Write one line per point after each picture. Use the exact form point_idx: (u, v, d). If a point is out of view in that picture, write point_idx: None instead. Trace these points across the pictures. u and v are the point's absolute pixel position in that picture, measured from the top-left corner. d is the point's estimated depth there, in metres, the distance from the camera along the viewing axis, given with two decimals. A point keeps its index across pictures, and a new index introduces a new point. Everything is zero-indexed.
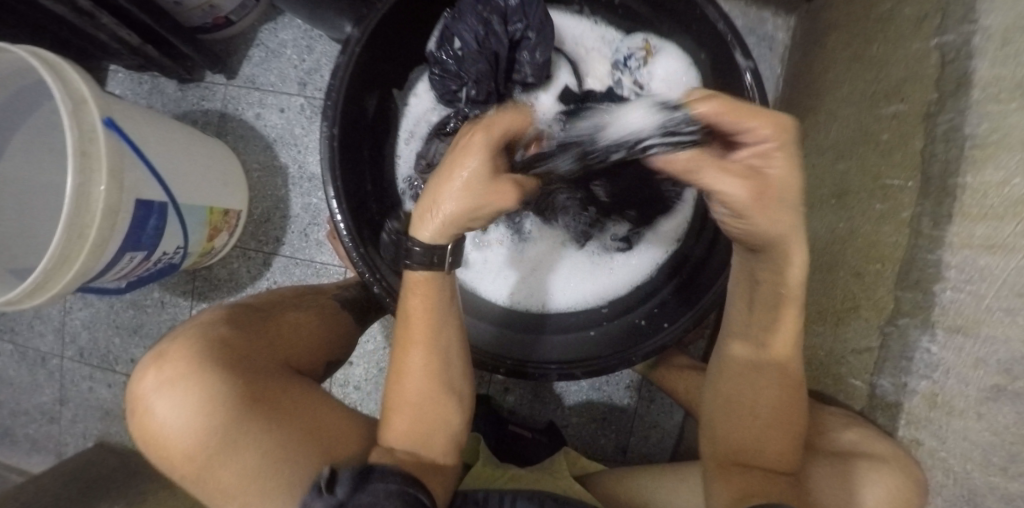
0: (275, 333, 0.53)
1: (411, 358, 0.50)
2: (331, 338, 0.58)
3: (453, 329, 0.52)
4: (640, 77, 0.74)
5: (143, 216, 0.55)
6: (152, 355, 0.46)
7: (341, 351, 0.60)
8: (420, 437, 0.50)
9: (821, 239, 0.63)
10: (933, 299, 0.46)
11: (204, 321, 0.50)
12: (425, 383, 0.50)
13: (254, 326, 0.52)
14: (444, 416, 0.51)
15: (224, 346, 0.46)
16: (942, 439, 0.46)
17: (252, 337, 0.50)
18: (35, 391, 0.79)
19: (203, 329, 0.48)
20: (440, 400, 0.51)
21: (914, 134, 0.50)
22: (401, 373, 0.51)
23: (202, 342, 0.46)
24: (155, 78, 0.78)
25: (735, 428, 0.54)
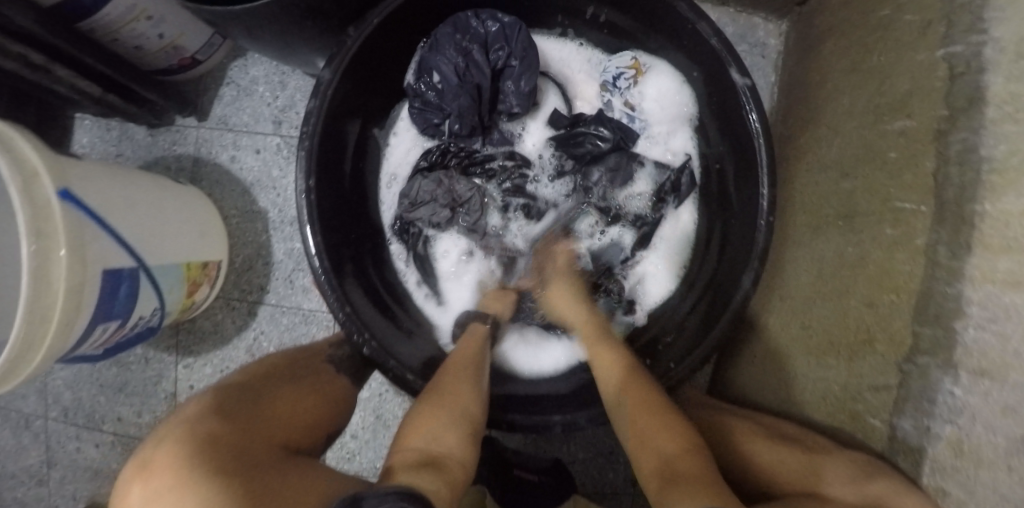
0: (273, 415, 0.48)
1: (452, 366, 0.58)
2: (327, 408, 0.54)
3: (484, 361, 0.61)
4: (630, 98, 0.72)
5: (113, 288, 0.52)
6: (136, 465, 0.42)
7: (340, 419, 0.56)
8: (438, 431, 0.50)
9: (828, 265, 0.58)
10: (954, 338, 0.42)
11: (189, 415, 0.45)
12: (457, 381, 0.56)
13: (245, 409, 0.47)
14: (468, 411, 0.53)
15: (215, 442, 0.42)
16: (970, 491, 0.42)
17: (245, 424, 0.45)
18: (19, 455, 0.77)
19: (189, 424, 0.43)
20: (465, 394, 0.54)
21: (925, 155, 0.46)
22: (450, 376, 0.56)
23: (188, 442, 0.41)
24: (124, 124, 0.77)
25: (644, 419, 0.52)
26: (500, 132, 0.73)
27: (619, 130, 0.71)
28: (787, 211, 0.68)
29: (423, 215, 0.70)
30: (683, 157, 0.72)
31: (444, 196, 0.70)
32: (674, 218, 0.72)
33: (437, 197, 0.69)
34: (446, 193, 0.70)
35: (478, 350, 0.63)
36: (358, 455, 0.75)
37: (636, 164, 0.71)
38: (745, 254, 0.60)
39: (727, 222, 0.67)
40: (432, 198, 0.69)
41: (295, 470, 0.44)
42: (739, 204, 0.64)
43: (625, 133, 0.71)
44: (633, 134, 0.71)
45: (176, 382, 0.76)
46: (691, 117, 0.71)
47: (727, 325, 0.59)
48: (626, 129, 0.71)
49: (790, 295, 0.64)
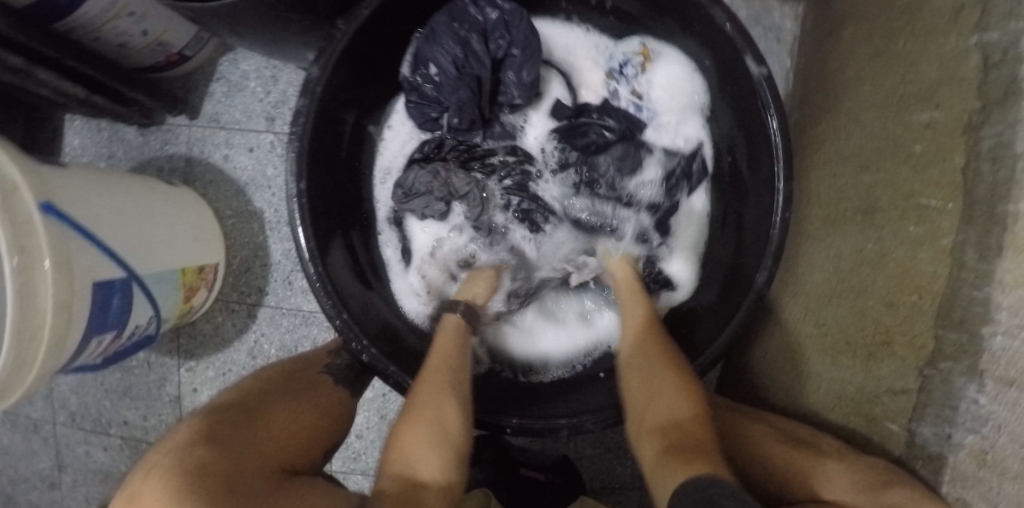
0: (261, 440, 0.50)
1: (429, 365, 0.55)
2: (320, 431, 0.56)
3: (462, 355, 0.58)
4: (637, 86, 0.69)
5: (104, 299, 0.51)
6: (125, 496, 0.42)
7: (331, 438, 0.58)
8: (417, 455, 0.49)
9: (845, 262, 0.56)
10: (981, 344, 0.39)
11: (178, 442, 0.46)
12: (426, 388, 0.53)
13: (231, 437, 0.48)
14: (444, 427, 0.50)
15: (205, 472, 0.42)
16: (992, 503, 0.40)
17: (233, 453, 0.46)
18: (29, 459, 0.77)
19: (180, 452, 0.44)
20: (440, 406, 0.51)
21: (954, 149, 0.43)
22: (429, 383, 0.53)
23: (177, 472, 0.41)
24: (114, 124, 0.76)
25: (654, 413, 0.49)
26: (501, 125, 0.70)
27: (626, 120, 0.70)
28: (803, 205, 0.65)
29: (417, 207, 0.69)
30: (695, 144, 0.69)
31: (440, 188, 0.68)
32: (686, 210, 0.69)
33: (433, 189, 0.68)
34: (442, 186, 0.68)
35: (455, 344, 0.59)
36: (364, 455, 0.76)
37: (644, 152, 0.69)
38: (761, 243, 0.58)
39: (741, 216, 0.64)
40: (427, 190, 0.68)
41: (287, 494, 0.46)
42: (753, 201, 0.61)
43: (632, 123, 0.70)
44: (641, 124, 0.70)
45: (180, 386, 0.75)
46: (703, 106, 0.68)
47: (742, 318, 0.57)
48: (634, 118, 0.70)
49: (805, 292, 0.62)
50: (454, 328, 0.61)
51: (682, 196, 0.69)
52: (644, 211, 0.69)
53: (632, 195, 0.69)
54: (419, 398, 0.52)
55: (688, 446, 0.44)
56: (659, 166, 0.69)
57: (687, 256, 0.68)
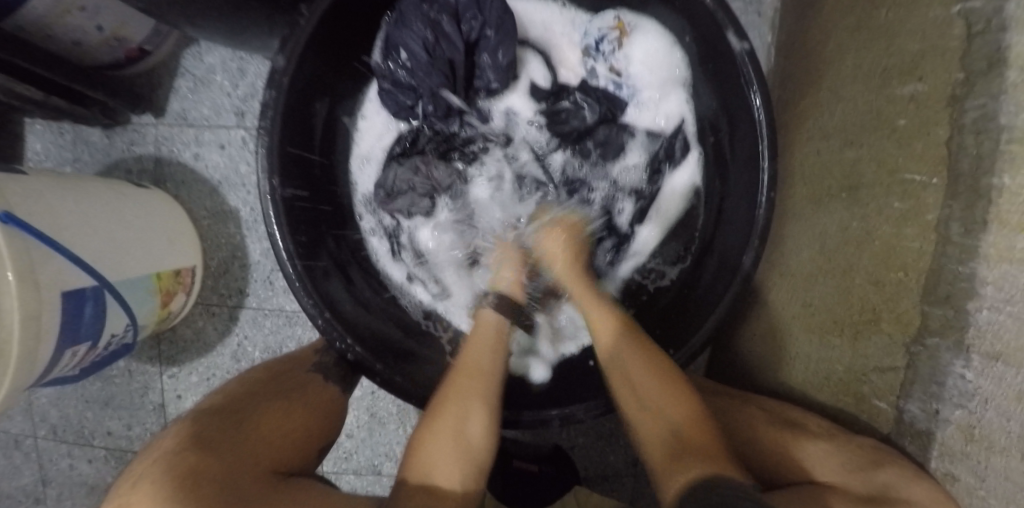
0: (255, 441, 0.49)
1: (464, 368, 0.55)
2: (317, 431, 0.55)
3: (500, 358, 0.56)
4: (615, 62, 0.68)
5: (77, 309, 0.50)
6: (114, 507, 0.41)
7: (325, 439, 0.57)
8: (439, 464, 0.49)
9: (831, 239, 0.55)
10: (966, 318, 0.39)
11: (165, 450, 0.45)
12: (456, 397, 0.52)
13: (223, 441, 0.47)
14: (470, 440, 0.50)
15: (197, 478, 0.42)
16: (980, 476, 0.40)
17: (227, 458, 0.45)
18: (13, 474, 0.76)
19: (168, 459, 0.43)
20: (468, 416, 0.51)
21: (936, 121, 0.42)
22: (461, 395, 0.52)
23: (166, 481, 0.41)
24: (76, 125, 0.73)
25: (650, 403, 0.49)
26: (478, 110, 0.69)
27: (605, 99, 0.69)
28: (788, 183, 0.64)
29: (402, 206, 0.67)
30: (677, 121, 0.67)
31: (421, 184, 0.66)
32: (670, 187, 0.67)
33: (415, 186, 0.66)
34: (424, 181, 0.66)
35: (493, 346, 0.57)
36: (355, 454, 0.76)
37: (627, 135, 0.68)
38: (749, 228, 0.57)
39: (724, 196, 0.63)
40: (409, 187, 0.66)
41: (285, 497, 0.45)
42: (739, 181, 0.60)
43: (611, 101, 0.69)
44: (620, 102, 0.69)
45: (163, 393, 0.74)
46: (685, 79, 0.66)
47: (730, 305, 0.56)
48: (613, 97, 0.69)
49: (792, 271, 0.61)
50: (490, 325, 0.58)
51: (667, 177, 0.68)
52: (634, 192, 0.69)
53: (620, 175, 0.69)
54: (450, 407, 0.51)
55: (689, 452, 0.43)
56: (646, 149, 0.68)
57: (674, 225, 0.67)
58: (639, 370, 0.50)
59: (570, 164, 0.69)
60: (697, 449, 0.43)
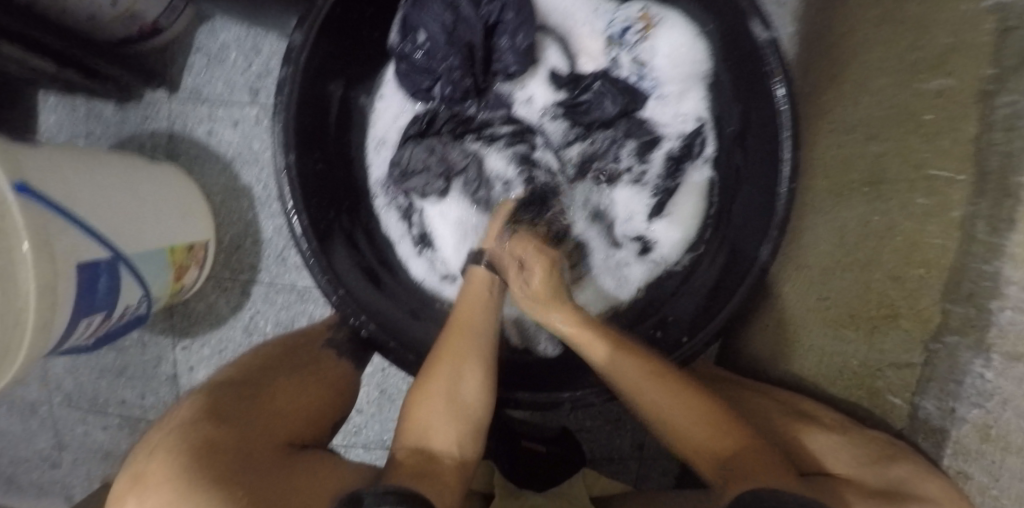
0: (268, 412, 0.49)
1: (456, 326, 0.54)
2: (329, 410, 0.55)
3: (491, 317, 0.56)
4: (639, 54, 0.67)
5: (91, 280, 0.50)
6: (129, 477, 0.41)
7: (337, 415, 0.57)
8: (434, 429, 0.48)
9: (851, 233, 0.54)
10: (989, 317, 0.39)
11: (182, 420, 0.45)
12: (450, 357, 0.52)
13: (237, 414, 0.47)
14: (465, 405, 0.50)
15: (213, 447, 0.42)
16: (995, 476, 0.40)
17: (241, 429, 0.46)
18: (29, 439, 0.77)
19: (183, 430, 0.43)
20: (461, 379, 0.51)
21: (965, 116, 0.41)
22: (455, 358, 0.51)
23: (182, 449, 0.41)
24: (89, 101, 0.73)
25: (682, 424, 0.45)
26: (496, 94, 0.68)
27: (627, 91, 0.66)
28: (808, 174, 0.64)
29: (416, 185, 0.66)
30: (695, 123, 0.67)
31: (437, 164, 0.66)
32: (687, 183, 0.67)
33: (430, 166, 0.66)
34: (439, 161, 0.66)
35: (486, 302, 0.56)
36: (364, 429, 0.76)
37: (647, 126, 0.67)
38: (767, 219, 0.56)
39: (742, 187, 0.63)
40: (424, 167, 0.66)
41: (299, 465, 0.45)
42: (758, 169, 0.59)
43: (633, 94, 0.67)
44: (642, 95, 0.67)
45: (176, 364, 0.75)
46: (706, 76, 0.66)
47: (744, 298, 0.56)
48: (635, 90, 0.67)
49: (807, 265, 0.61)
50: (484, 280, 0.57)
51: (684, 174, 0.67)
52: (651, 189, 0.67)
53: (639, 173, 0.68)
54: (442, 368, 0.51)
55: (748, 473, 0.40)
56: (664, 148, 0.67)
57: (688, 221, 0.66)
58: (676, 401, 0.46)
59: (588, 156, 0.68)
60: (745, 465, 0.41)
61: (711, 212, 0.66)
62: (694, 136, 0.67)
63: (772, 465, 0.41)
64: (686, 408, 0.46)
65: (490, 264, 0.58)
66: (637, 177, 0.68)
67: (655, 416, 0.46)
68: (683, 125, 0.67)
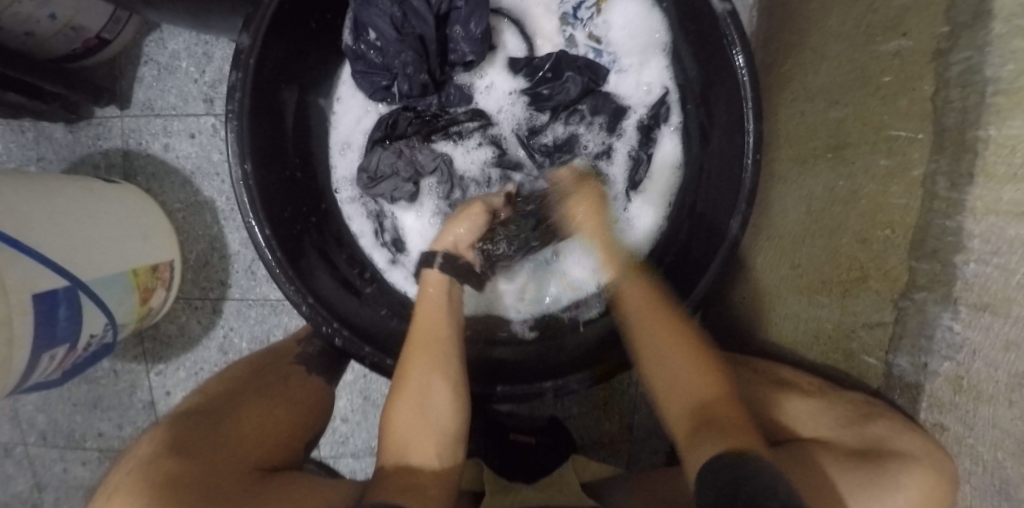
0: (236, 437, 0.49)
1: (417, 343, 0.53)
2: (302, 425, 0.55)
3: (451, 326, 0.55)
4: (594, 29, 0.67)
5: (50, 312, 0.48)
6: None
7: (313, 430, 0.56)
8: (412, 444, 0.50)
9: (818, 199, 0.54)
10: (953, 272, 0.40)
11: (143, 458, 0.45)
12: (416, 373, 0.51)
13: (200, 444, 0.47)
14: (433, 421, 0.50)
15: (176, 485, 0.42)
16: (969, 426, 0.41)
17: (205, 460, 0.46)
18: (6, 483, 0.74)
19: (143, 470, 0.43)
20: (428, 395, 0.51)
21: (920, 77, 0.41)
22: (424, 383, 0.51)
23: (143, 494, 0.41)
24: (37, 123, 0.70)
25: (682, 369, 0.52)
26: (456, 87, 0.67)
27: (587, 68, 0.66)
28: (774, 146, 0.64)
29: (384, 190, 0.65)
30: (659, 91, 0.67)
31: (406, 168, 0.65)
32: (660, 152, 0.67)
33: (399, 170, 0.65)
34: (408, 164, 0.65)
35: (441, 312, 0.55)
36: (352, 438, 0.75)
37: (612, 100, 0.67)
38: (734, 192, 0.56)
39: (706, 162, 0.63)
40: (393, 171, 0.65)
41: (268, 491, 0.45)
42: (721, 141, 0.60)
43: (593, 71, 0.66)
44: (603, 69, 0.66)
45: (152, 391, 0.73)
46: (664, 44, 0.65)
47: (722, 263, 0.55)
48: (595, 65, 0.66)
49: (778, 234, 0.62)
50: (438, 284, 0.57)
51: (656, 144, 0.67)
52: (624, 161, 0.68)
53: (611, 146, 0.68)
54: (411, 381, 0.51)
55: (721, 426, 0.45)
56: (633, 118, 0.68)
57: (665, 193, 0.67)
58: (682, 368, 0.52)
59: (563, 139, 0.68)
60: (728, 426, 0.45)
61: (685, 175, 0.66)
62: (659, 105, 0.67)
63: (745, 421, 0.46)
64: (677, 351, 0.53)
65: (445, 268, 0.57)
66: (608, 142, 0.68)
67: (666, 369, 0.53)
68: (648, 96, 0.67)
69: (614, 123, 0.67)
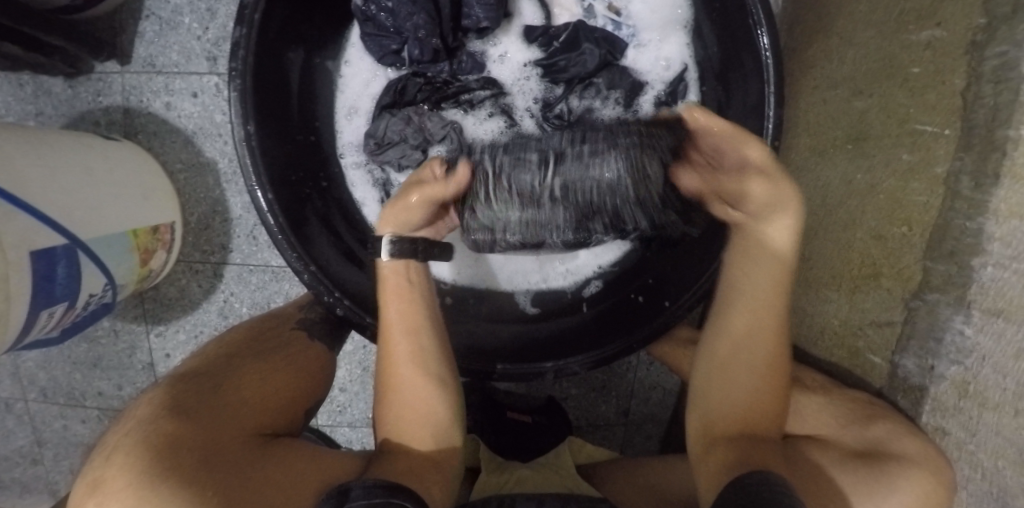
0: (237, 403, 0.49)
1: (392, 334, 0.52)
2: (300, 397, 0.54)
3: (428, 314, 0.53)
4: (614, 0, 0.64)
5: (48, 270, 0.48)
6: (87, 484, 0.40)
7: (311, 400, 0.56)
8: (407, 433, 0.51)
9: (835, 192, 0.52)
10: (969, 275, 0.38)
11: (141, 418, 0.44)
12: (403, 370, 0.51)
13: (201, 408, 0.46)
14: (427, 408, 0.51)
15: (177, 448, 0.41)
16: (972, 432, 0.41)
17: (206, 423, 0.45)
18: (7, 437, 0.76)
19: (142, 428, 0.42)
20: (417, 383, 0.51)
21: (953, 70, 0.39)
22: (411, 378, 0.51)
23: (140, 452, 0.40)
24: (37, 76, 0.68)
25: (738, 392, 0.50)
26: (469, 54, 0.65)
27: (605, 41, 0.63)
28: (792, 134, 0.62)
29: (392, 158, 0.64)
30: (678, 67, 0.64)
31: (414, 135, 0.63)
32: None
33: (407, 136, 0.63)
34: (416, 131, 0.63)
35: (410, 298, 0.52)
36: (349, 407, 0.76)
37: (631, 75, 0.64)
38: None
39: None
40: (401, 138, 0.63)
41: (269, 460, 0.45)
42: (737, 127, 0.58)
43: (611, 43, 0.63)
44: (621, 43, 0.64)
45: (151, 352, 0.73)
46: (685, 20, 0.63)
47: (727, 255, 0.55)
48: (613, 38, 0.63)
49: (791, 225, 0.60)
50: (404, 273, 0.53)
51: None
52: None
53: None
54: (400, 375, 0.51)
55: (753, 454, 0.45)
56: (650, 94, 0.65)
57: None
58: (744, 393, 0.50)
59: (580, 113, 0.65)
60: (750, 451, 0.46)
61: None
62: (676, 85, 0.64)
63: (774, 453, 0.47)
64: (743, 375, 0.50)
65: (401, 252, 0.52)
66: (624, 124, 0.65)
67: (723, 384, 0.51)
68: (666, 73, 0.65)
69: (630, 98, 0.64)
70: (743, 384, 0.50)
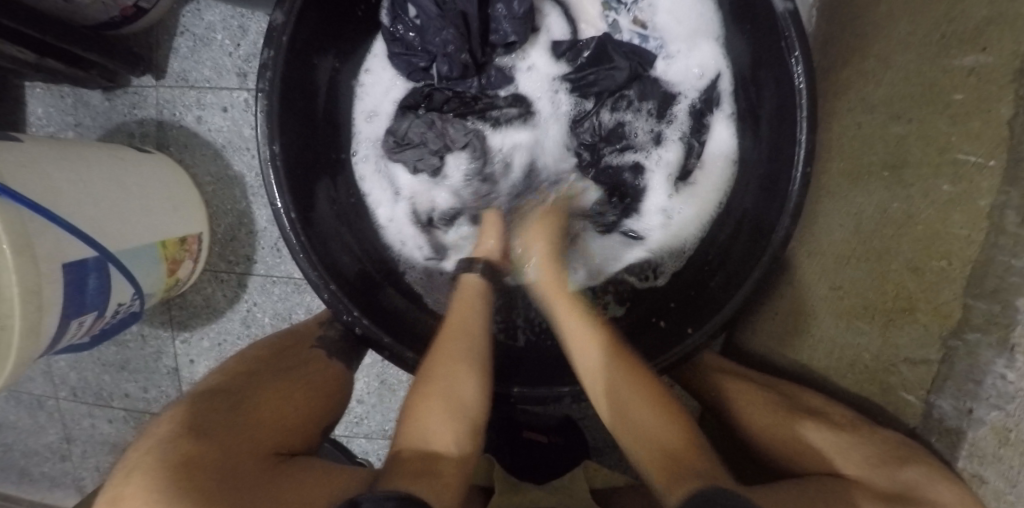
0: (254, 421, 0.49)
1: (448, 331, 0.55)
2: (319, 416, 0.55)
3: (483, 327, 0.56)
4: (639, 13, 0.63)
5: (79, 281, 0.49)
6: (108, 500, 0.41)
7: (328, 417, 0.57)
8: (432, 431, 0.49)
9: (867, 219, 0.49)
10: (1014, 315, 0.37)
11: (162, 437, 0.44)
12: (447, 361, 0.52)
13: (220, 426, 0.47)
14: (465, 400, 0.50)
15: (191, 466, 0.42)
16: (1012, 481, 0.39)
17: (226, 442, 0.45)
18: (39, 433, 0.78)
19: (162, 448, 0.43)
20: (458, 381, 0.51)
21: (1003, 98, 0.37)
22: (457, 374, 0.51)
23: (160, 472, 0.41)
24: (77, 89, 0.71)
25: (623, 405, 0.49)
26: (496, 69, 0.65)
27: (633, 54, 0.63)
28: None
29: (409, 158, 0.64)
30: (712, 75, 0.62)
31: (434, 140, 0.63)
32: (708, 151, 0.63)
33: (427, 140, 0.63)
34: (438, 136, 0.63)
35: (474, 310, 0.57)
36: (366, 419, 0.77)
37: (660, 86, 0.63)
38: (780, 200, 0.52)
39: (750, 171, 0.59)
40: (421, 140, 0.63)
41: (286, 481, 0.45)
42: (769, 149, 0.56)
43: (640, 56, 0.63)
44: (649, 55, 0.63)
45: (176, 357, 0.75)
46: (716, 31, 0.61)
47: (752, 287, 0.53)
48: (641, 52, 0.63)
49: (819, 251, 0.58)
50: (474, 291, 0.59)
51: (705, 136, 0.63)
52: (676, 146, 0.64)
53: (661, 133, 0.64)
54: (440, 372, 0.51)
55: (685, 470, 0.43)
56: (684, 104, 0.64)
57: (710, 191, 0.63)
58: (632, 390, 0.49)
59: (609, 127, 0.65)
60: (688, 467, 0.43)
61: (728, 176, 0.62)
62: (710, 97, 0.63)
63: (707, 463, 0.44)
64: (624, 384, 0.50)
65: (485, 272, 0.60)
66: (659, 134, 0.64)
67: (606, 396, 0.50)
68: (698, 84, 0.63)
69: (661, 109, 0.64)
70: (621, 388, 0.49)
